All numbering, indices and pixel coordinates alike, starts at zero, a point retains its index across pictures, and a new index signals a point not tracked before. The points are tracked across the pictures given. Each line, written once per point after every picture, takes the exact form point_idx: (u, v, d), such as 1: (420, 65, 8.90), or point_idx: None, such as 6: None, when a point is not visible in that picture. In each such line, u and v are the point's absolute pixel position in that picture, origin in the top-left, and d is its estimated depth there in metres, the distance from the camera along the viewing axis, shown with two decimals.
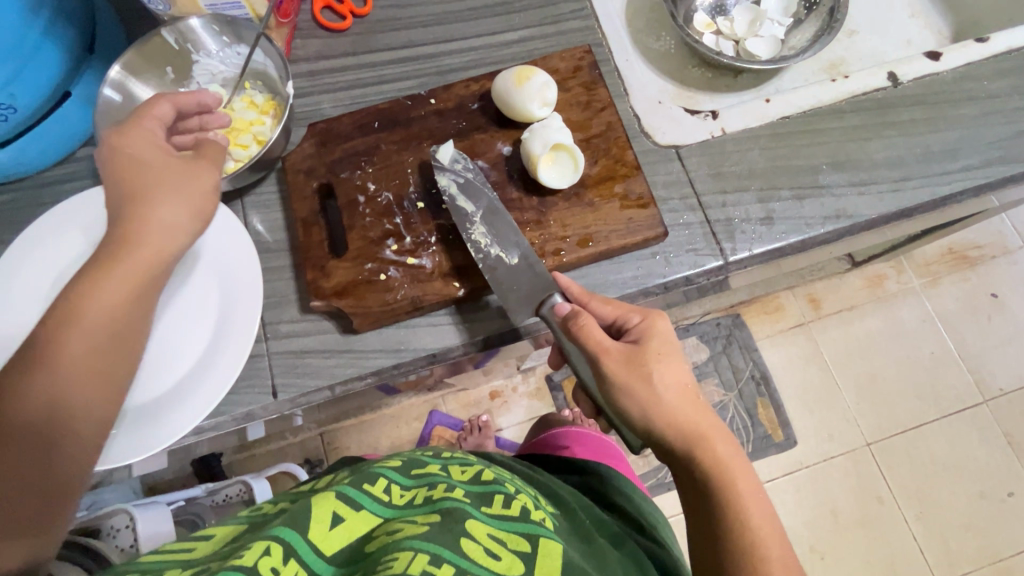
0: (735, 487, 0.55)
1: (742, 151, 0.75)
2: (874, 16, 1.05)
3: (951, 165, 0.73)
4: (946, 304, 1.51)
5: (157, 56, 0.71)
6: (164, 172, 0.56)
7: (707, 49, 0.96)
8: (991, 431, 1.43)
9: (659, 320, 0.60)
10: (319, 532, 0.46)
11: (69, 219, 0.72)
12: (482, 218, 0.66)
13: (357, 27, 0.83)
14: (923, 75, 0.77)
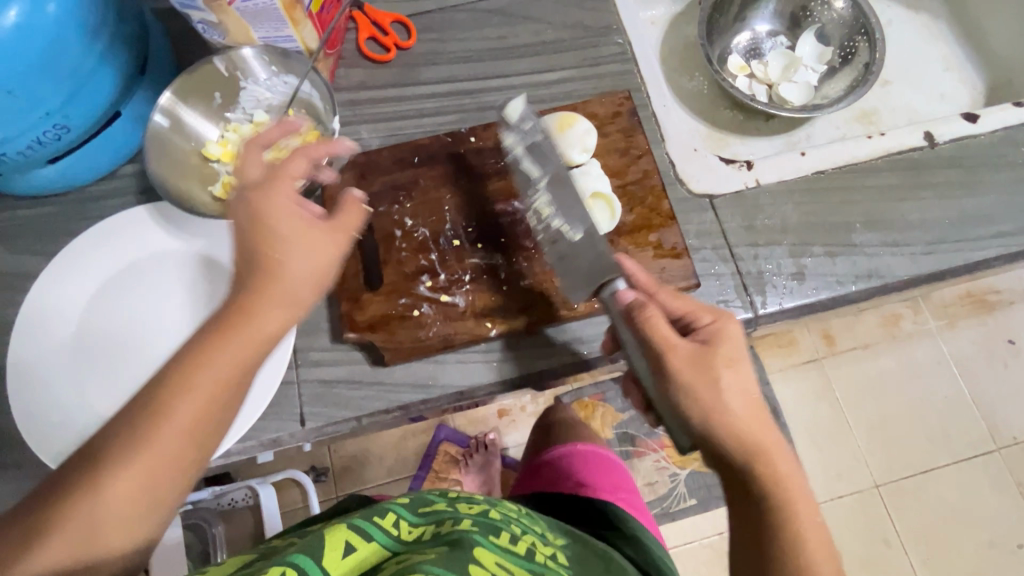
0: (792, 503, 0.54)
1: (776, 205, 0.76)
2: (903, 70, 1.07)
3: (986, 231, 0.73)
4: (962, 348, 1.49)
5: (207, 82, 0.73)
6: (297, 239, 0.52)
7: (743, 95, 0.97)
8: (1003, 481, 1.41)
9: (733, 325, 0.58)
10: (333, 559, 0.46)
11: (105, 242, 0.73)
12: (547, 183, 0.66)
13: (399, 60, 0.84)
14: (960, 136, 0.77)
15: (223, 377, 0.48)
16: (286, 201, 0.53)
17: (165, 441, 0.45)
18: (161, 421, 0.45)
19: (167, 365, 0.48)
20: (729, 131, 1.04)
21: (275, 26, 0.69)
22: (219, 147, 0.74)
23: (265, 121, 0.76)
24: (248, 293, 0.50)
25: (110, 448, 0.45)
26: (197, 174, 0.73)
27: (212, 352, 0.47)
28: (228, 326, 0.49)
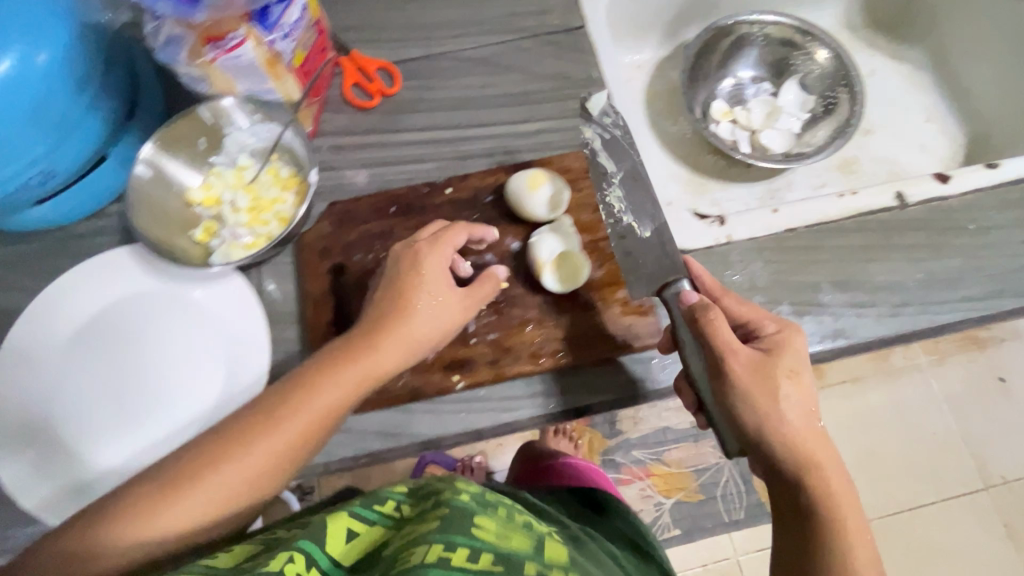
0: (841, 513, 0.56)
1: (746, 262, 0.77)
2: (887, 119, 1.09)
3: (952, 294, 0.74)
4: (951, 385, 1.48)
5: (192, 130, 0.76)
6: (435, 294, 0.65)
7: (721, 144, 0.98)
8: (990, 520, 1.40)
9: (796, 334, 0.62)
10: (337, 544, 0.48)
11: (92, 282, 0.75)
12: (620, 179, 0.79)
13: (383, 106, 0.86)
14: (930, 198, 0.79)
15: (326, 406, 0.59)
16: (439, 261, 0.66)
17: (264, 451, 0.57)
18: (272, 434, 0.57)
19: (298, 380, 0.60)
20: (712, 176, 1.05)
21: (257, 81, 0.70)
22: (201, 193, 0.76)
23: (249, 165, 0.78)
24: (375, 333, 0.63)
25: (226, 443, 0.57)
26: (180, 221, 0.75)
27: (331, 383, 0.60)
28: (349, 360, 0.61)
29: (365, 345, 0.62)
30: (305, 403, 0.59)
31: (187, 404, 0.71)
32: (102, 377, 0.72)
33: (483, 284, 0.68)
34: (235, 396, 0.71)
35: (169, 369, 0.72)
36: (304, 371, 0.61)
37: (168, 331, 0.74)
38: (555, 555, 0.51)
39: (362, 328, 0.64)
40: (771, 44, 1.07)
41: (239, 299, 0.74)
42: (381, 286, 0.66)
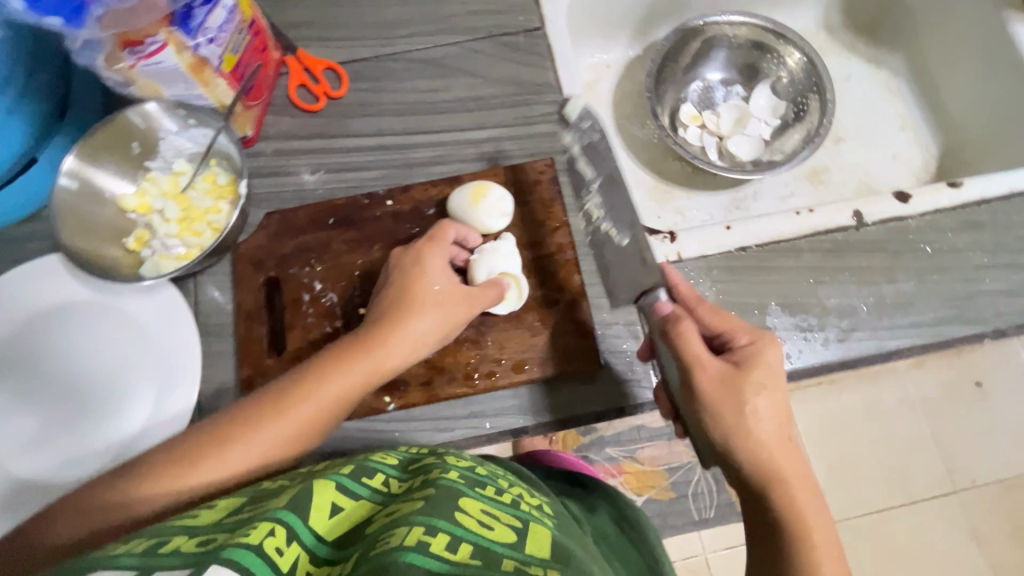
0: (807, 531, 0.55)
1: (694, 281, 0.75)
2: (859, 127, 1.05)
3: (902, 319, 0.73)
4: (927, 391, 1.39)
5: (122, 135, 0.73)
6: (435, 285, 0.65)
7: (687, 152, 0.92)
8: (958, 525, 1.35)
9: (769, 347, 0.59)
10: (320, 518, 0.42)
11: (20, 288, 0.73)
12: (599, 185, 0.73)
13: (329, 109, 0.83)
14: (888, 218, 0.77)
15: (330, 402, 0.60)
16: (439, 264, 0.67)
17: (270, 446, 0.57)
18: (279, 429, 0.57)
19: (303, 368, 0.61)
20: (675, 185, 1.02)
21: (186, 85, 0.68)
22: (135, 199, 0.73)
23: (187, 170, 0.75)
24: (384, 334, 0.62)
25: (235, 433, 0.57)
26: (111, 230, 0.73)
27: (341, 383, 0.60)
28: (356, 352, 0.61)
29: (368, 333, 0.62)
30: (308, 388, 0.59)
31: (116, 417, 0.70)
32: (30, 387, 0.70)
33: (485, 290, 0.67)
34: (164, 408, 0.69)
35: (98, 378, 0.71)
36: (314, 366, 0.61)
37: (98, 339, 0.72)
38: (540, 538, 0.46)
39: (372, 327, 0.64)
40: (741, 46, 1.03)
41: (171, 307, 0.72)
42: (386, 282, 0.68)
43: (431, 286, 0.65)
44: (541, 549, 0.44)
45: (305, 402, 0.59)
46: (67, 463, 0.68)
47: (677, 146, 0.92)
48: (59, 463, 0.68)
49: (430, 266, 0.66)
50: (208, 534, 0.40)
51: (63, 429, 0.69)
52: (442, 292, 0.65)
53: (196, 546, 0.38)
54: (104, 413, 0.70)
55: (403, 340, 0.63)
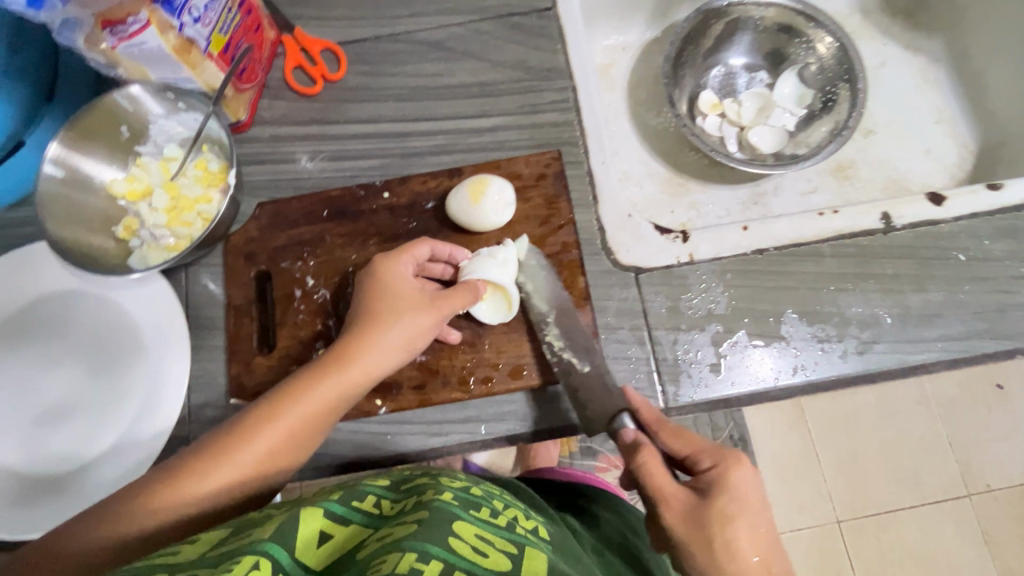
0: None
1: (706, 285, 0.71)
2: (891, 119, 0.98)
3: (928, 332, 0.68)
4: (944, 389, 1.36)
5: (109, 119, 0.69)
6: (407, 301, 0.63)
7: (703, 144, 0.86)
8: (969, 529, 1.29)
9: (743, 470, 0.54)
10: (305, 549, 0.41)
11: (14, 272, 0.71)
12: (555, 318, 0.67)
13: (327, 93, 0.79)
14: (919, 221, 0.71)
15: (298, 424, 0.58)
16: (402, 274, 0.64)
17: (233, 471, 0.55)
18: (241, 452, 0.55)
19: (268, 396, 0.59)
20: (690, 175, 0.96)
21: (173, 69, 0.64)
22: (124, 185, 0.71)
23: (178, 156, 0.72)
24: (348, 351, 0.60)
25: (197, 460, 0.55)
26: (100, 218, 0.70)
27: (305, 402, 0.58)
28: (324, 374, 0.59)
29: (336, 354, 0.60)
30: (273, 416, 0.57)
31: (105, 409, 0.68)
32: (22, 377, 0.69)
33: (457, 293, 0.64)
34: (152, 402, 0.67)
35: (92, 371, 0.70)
36: (274, 393, 0.59)
37: (91, 331, 0.71)
38: (537, 563, 0.44)
39: (335, 347, 0.62)
40: (768, 30, 0.96)
41: (163, 301, 0.70)
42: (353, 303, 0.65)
43: (395, 296, 0.63)
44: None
45: (268, 425, 0.57)
46: (58, 456, 0.67)
47: (694, 137, 0.87)
48: (51, 455, 0.67)
49: (400, 284, 0.64)
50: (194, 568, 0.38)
51: (55, 422, 0.68)
52: (405, 298, 0.63)
53: None
54: (95, 407, 0.68)
55: (367, 353, 0.61)
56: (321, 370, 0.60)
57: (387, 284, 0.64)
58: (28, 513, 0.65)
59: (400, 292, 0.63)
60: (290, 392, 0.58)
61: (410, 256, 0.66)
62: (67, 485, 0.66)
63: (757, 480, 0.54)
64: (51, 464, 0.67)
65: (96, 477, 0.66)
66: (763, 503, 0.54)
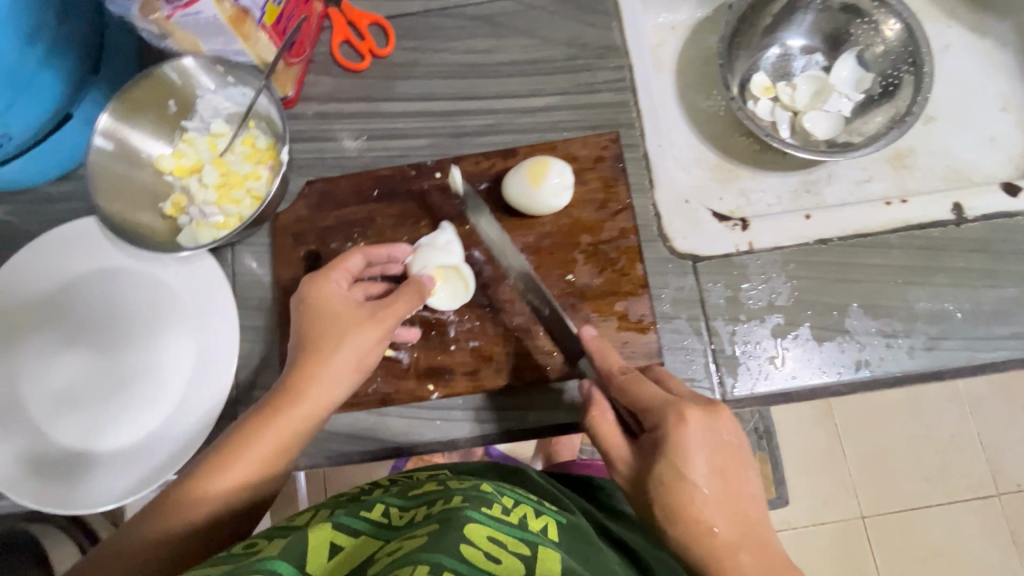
0: None
1: (767, 275, 0.68)
2: (952, 109, 0.91)
3: (1002, 329, 0.65)
4: (978, 388, 1.24)
5: (157, 92, 0.68)
6: (349, 317, 0.60)
7: (756, 125, 0.80)
8: (997, 531, 1.19)
9: (691, 417, 0.50)
10: (316, 564, 0.40)
11: (70, 244, 0.71)
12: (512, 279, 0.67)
13: (375, 69, 0.77)
14: (995, 212, 0.69)
15: (250, 459, 0.55)
16: (338, 293, 0.62)
17: (194, 515, 0.52)
18: (192, 497, 0.53)
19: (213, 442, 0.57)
20: (736, 162, 0.89)
21: (224, 41, 0.63)
22: (172, 160, 0.70)
23: (225, 132, 0.71)
24: (293, 377, 0.58)
25: (157, 509, 0.53)
26: (148, 195, 0.69)
27: (253, 433, 0.55)
28: (269, 405, 0.57)
29: (281, 387, 0.58)
30: (219, 455, 0.55)
31: (152, 387, 0.68)
32: (71, 353, 0.69)
33: (401, 297, 0.61)
34: (202, 382, 0.67)
35: (139, 349, 0.69)
36: (219, 439, 0.57)
37: (139, 309, 0.70)
38: (552, 566, 0.42)
39: (281, 379, 0.59)
40: (830, 8, 0.92)
41: (212, 283, 0.69)
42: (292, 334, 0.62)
43: (334, 314, 0.60)
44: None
45: (218, 464, 0.54)
46: (106, 432, 0.67)
47: (747, 118, 0.81)
48: (95, 433, 0.67)
49: (337, 303, 0.61)
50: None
51: (100, 399, 0.68)
52: (346, 314, 0.60)
53: None
54: (143, 386, 0.68)
55: (313, 376, 0.58)
56: (268, 404, 0.57)
57: (323, 306, 0.61)
58: (72, 489, 0.64)
59: (341, 311, 0.60)
60: (236, 431, 0.56)
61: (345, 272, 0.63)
62: (113, 463, 0.66)
63: (711, 423, 0.50)
64: (97, 441, 0.66)
65: (143, 457, 0.65)
66: (716, 445, 0.50)
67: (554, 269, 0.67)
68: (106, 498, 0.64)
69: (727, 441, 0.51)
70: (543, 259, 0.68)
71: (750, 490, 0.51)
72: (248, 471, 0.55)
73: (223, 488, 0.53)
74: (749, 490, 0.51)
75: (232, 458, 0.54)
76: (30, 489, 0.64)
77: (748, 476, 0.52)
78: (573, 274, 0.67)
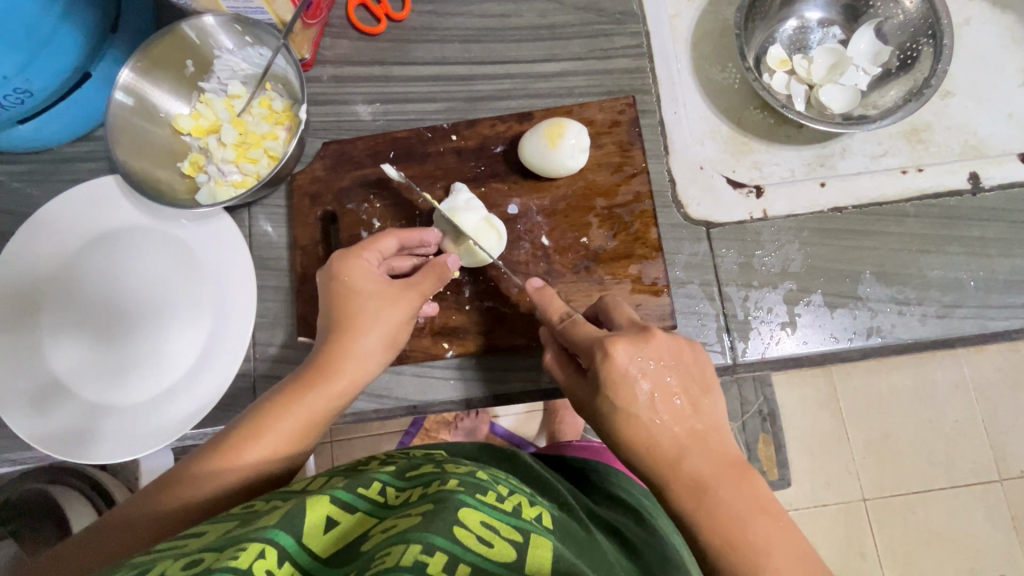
0: (712, 500, 0.49)
1: (780, 242, 0.68)
2: (979, 77, 0.75)
3: (1014, 298, 0.66)
4: (986, 373, 1.23)
5: (176, 51, 0.68)
6: (383, 298, 0.61)
7: (773, 95, 0.67)
8: (997, 513, 1.19)
9: (617, 351, 0.52)
10: (312, 535, 0.38)
11: (91, 203, 0.72)
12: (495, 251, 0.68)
13: (391, 33, 0.77)
14: (1010, 182, 0.69)
15: (286, 432, 0.55)
16: (366, 270, 0.62)
17: (225, 483, 0.51)
18: (226, 464, 0.52)
19: (246, 413, 0.57)
20: (754, 135, 0.73)
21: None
22: (189, 121, 0.70)
23: (242, 94, 0.72)
24: (329, 354, 0.59)
25: (184, 477, 0.52)
26: (166, 152, 0.70)
27: (288, 407, 0.56)
28: (306, 381, 0.58)
29: (318, 363, 0.59)
30: (256, 429, 0.55)
31: (172, 344, 0.69)
32: (93, 311, 0.70)
33: (424, 276, 0.62)
34: (219, 339, 0.68)
35: (159, 306, 0.70)
36: (251, 409, 0.57)
37: (161, 265, 0.72)
38: (546, 555, 0.39)
39: (313, 357, 0.60)
40: None
41: (231, 240, 0.70)
42: (323, 313, 0.62)
43: (368, 296, 0.61)
44: (545, 568, 0.38)
45: (256, 434, 0.54)
46: (127, 388, 0.68)
47: (763, 91, 0.69)
48: (116, 383, 0.68)
49: (371, 284, 0.61)
50: (195, 554, 0.36)
51: (121, 352, 0.69)
52: (379, 295, 0.61)
53: (184, 568, 0.34)
54: (163, 343, 0.69)
55: (347, 355, 0.59)
56: (303, 379, 0.58)
57: (358, 285, 0.61)
58: (93, 440, 0.66)
59: (375, 292, 0.61)
60: (271, 404, 0.57)
61: (376, 253, 0.63)
62: (134, 413, 0.67)
63: (638, 353, 0.52)
64: (117, 395, 0.68)
65: (163, 409, 0.67)
66: (647, 369, 0.52)
67: (568, 232, 0.68)
68: (124, 449, 0.65)
69: (660, 364, 0.53)
70: (557, 221, 0.68)
71: (692, 401, 0.53)
72: (281, 442, 0.55)
73: (257, 459, 0.53)
74: (690, 402, 0.53)
75: (269, 432, 0.55)
76: (53, 436, 0.65)
77: (692, 387, 0.54)
78: (588, 237, 0.68)
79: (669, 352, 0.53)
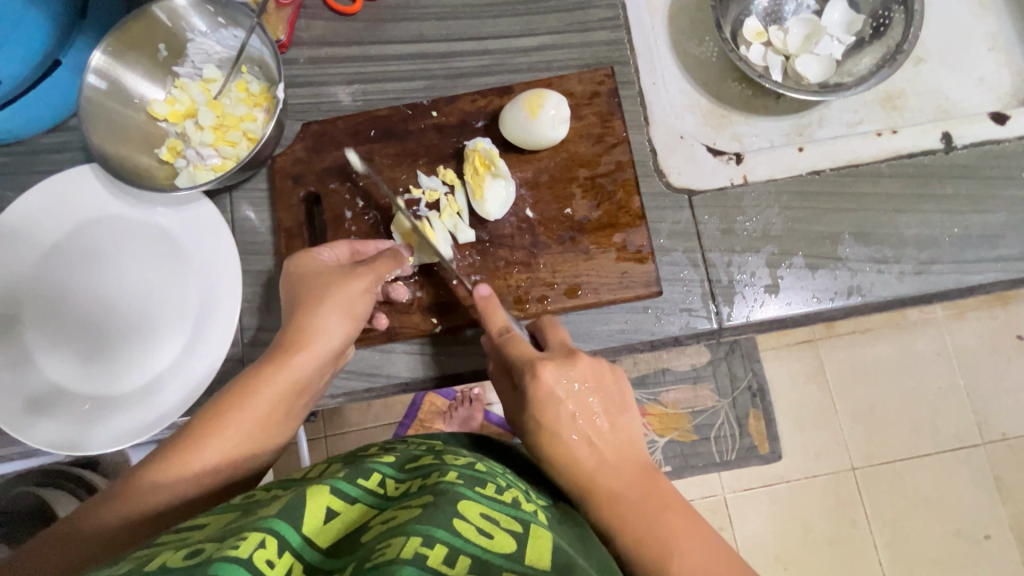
0: (624, 513, 0.52)
1: (761, 207, 0.69)
2: (953, 41, 0.75)
3: (988, 253, 0.67)
4: (967, 340, 1.26)
5: (148, 35, 0.68)
6: (341, 282, 0.62)
7: (747, 65, 0.67)
8: (980, 474, 1.22)
9: (545, 374, 0.57)
10: (313, 528, 0.38)
11: (71, 196, 0.71)
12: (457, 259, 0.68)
13: (367, 12, 0.76)
14: (982, 141, 0.70)
15: (254, 418, 0.57)
16: (323, 265, 0.64)
17: (194, 474, 0.52)
18: (193, 455, 0.53)
19: (209, 405, 0.57)
20: (733, 108, 0.74)
21: None
22: (164, 106, 0.69)
23: (217, 77, 0.71)
24: (290, 339, 0.60)
25: (153, 474, 0.52)
26: (143, 138, 0.69)
27: (253, 393, 0.57)
28: (269, 368, 0.59)
29: (280, 350, 0.60)
30: (223, 418, 0.56)
31: (155, 333, 0.68)
32: (71, 306, 0.69)
33: (380, 261, 0.63)
34: (206, 325, 0.68)
35: (139, 298, 0.69)
36: (216, 396, 0.58)
37: (144, 254, 0.71)
38: (544, 548, 0.40)
39: (273, 343, 0.62)
40: None
41: (213, 221, 0.69)
42: (285, 308, 0.64)
43: (325, 283, 0.62)
44: (544, 561, 0.38)
45: (220, 423, 0.55)
46: (111, 380, 0.67)
47: (740, 61, 0.69)
48: (102, 377, 0.67)
49: (329, 273, 0.63)
50: (195, 543, 0.35)
51: (109, 343, 0.68)
52: (337, 280, 0.62)
53: (184, 556, 0.33)
54: (146, 334, 0.68)
55: (309, 338, 0.60)
56: (264, 367, 0.59)
57: (314, 277, 0.63)
58: (77, 435, 0.65)
59: (334, 279, 0.62)
60: (235, 394, 0.57)
61: (329, 248, 0.66)
62: (119, 405, 0.66)
63: (564, 375, 0.57)
64: (101, 389, 0.67)
65: (154, 398, 0.66)
66: (571, 391, 0.57)
67: (552, 204, 0.68)
68: (111, 441, 0.64)
69: (582, 386, 0.58)
70: (540, 193, 0.69)
71: (610, 419, 0.58)
72: (252, 425, 0.57)
73: (230, 446, 0.55)
74: (608, 421, 0.58)
75: (237, 419, 0.56)
76: (50, 433, 0.64)
77: (612, 410, 0.59)
78: (572, 208, 0.68)
79: (593, 375, 0.58)
